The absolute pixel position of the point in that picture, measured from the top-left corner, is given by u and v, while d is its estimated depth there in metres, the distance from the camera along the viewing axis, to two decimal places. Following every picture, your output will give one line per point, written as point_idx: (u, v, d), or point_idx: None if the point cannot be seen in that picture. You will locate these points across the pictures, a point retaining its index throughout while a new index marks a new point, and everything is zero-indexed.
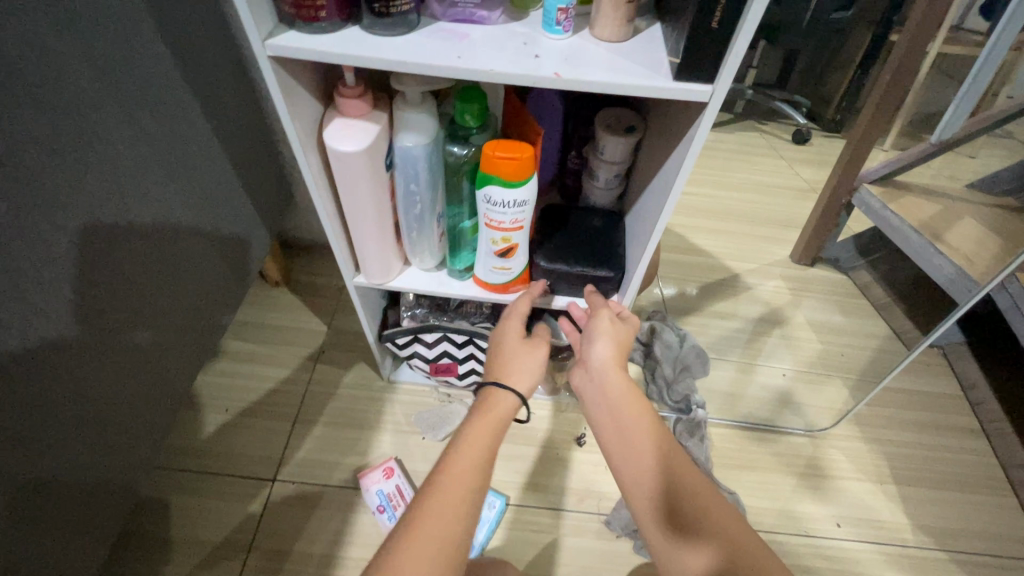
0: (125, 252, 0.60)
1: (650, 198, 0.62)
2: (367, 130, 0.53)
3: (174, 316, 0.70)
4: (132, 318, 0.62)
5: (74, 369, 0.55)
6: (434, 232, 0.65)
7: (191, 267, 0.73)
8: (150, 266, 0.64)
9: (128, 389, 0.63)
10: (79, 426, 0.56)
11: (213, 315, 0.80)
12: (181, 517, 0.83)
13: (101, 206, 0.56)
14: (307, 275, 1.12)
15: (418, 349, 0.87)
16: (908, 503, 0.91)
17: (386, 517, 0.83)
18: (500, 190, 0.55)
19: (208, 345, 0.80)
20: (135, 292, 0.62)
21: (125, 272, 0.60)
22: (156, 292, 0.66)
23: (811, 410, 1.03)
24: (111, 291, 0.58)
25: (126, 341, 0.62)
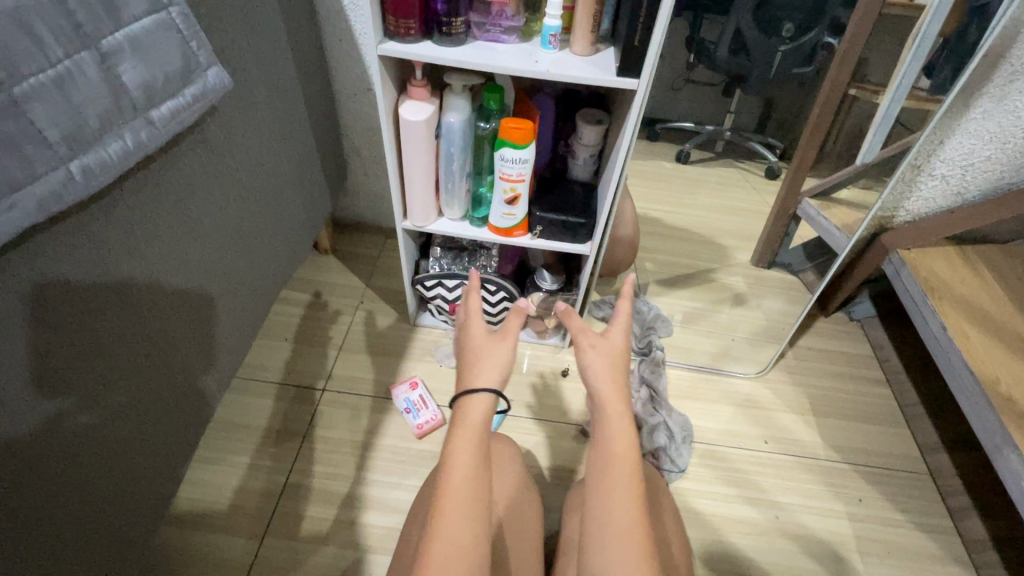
0: (104, 326, 0.61)
1: (610, 167, 0.90)
2: (427, 108, 0.82)
3: (168, 365, 0.73)
4: (100, 376, 0.61)
5: (40, 473, 0.54)
6: (462, 187, 0.93)
7: (178, 306, 0.73)
8: (133, 335, 0.65)
9: (116, 454, 0.65)
10: (65, 486, 0.57)
11: (201, 368, 0.81)
12: (251, 412, 1.06)
13: (61, 297, 0.55)
14: (349, 246, 1.39)
15: (441, 292, 1.13)
16: (824, 430, 1.15)
17: (412, 416, 1.07)
18: (511, 151, 0.83)
19: (190, 407, 0.79)
20: (115, 370, 0.63)
21: (93, 355, 0.60)
22: (139, 361, 0.67)
23: (752, 362, 1.28)
24: (76, 377, 0.58)
25: (92, 425, 0.60)
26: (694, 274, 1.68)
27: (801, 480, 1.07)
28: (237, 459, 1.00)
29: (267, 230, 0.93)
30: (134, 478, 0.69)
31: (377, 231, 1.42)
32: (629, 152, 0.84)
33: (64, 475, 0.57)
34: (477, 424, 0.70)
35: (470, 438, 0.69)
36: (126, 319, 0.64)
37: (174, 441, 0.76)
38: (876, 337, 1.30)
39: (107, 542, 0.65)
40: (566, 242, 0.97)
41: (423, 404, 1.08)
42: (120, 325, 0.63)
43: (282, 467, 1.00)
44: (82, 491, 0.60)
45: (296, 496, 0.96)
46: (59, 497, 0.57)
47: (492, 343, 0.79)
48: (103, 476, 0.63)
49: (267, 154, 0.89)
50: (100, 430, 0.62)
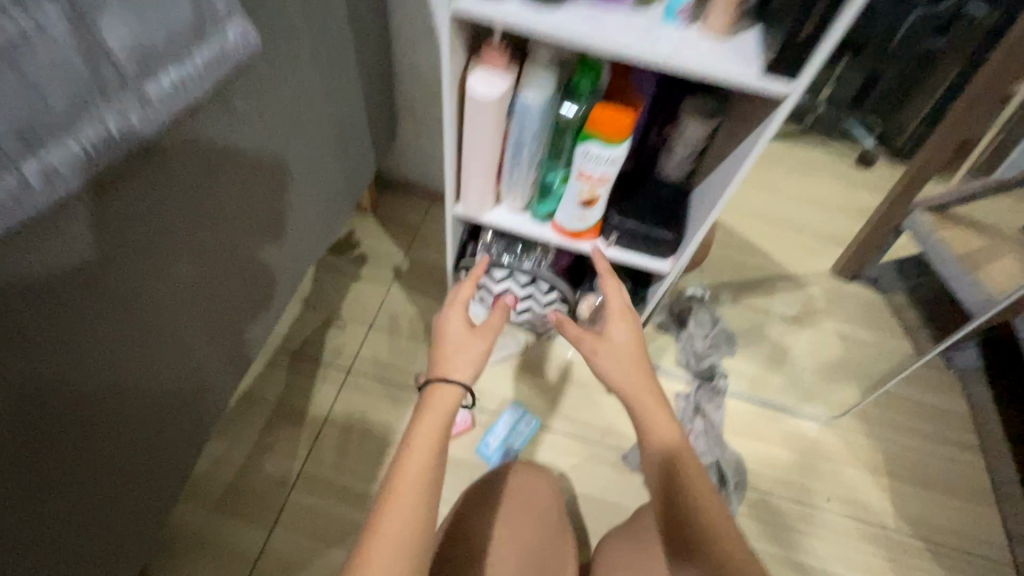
0: (165, 219, 0.56)
1: (718, 178, 0.72)
2: (503, 81, 0.65)
3: (229, 264, 0.69)
4: (167, 252, 0.58)
5: (92, 342, 0.51)
6: (529, 177, 0.78)
7: (251, 193, 0.68)
8: (196, 230, 0.61)
9: (178, 328, 0.63)
10: (114, 358, 0.54)
11: (262, 266, 0.77)
12: (272, 386, 1.00)
13: (128, 178, 0.49)
14: (391, 207, 1.26)
15: (486, 283, 1.01)
16: (896, 496, 1.01)
17: None
18: (598, 147, 0.67)
19: (247, 306, 0.76)
20: (181, 246, 0.59)
21: (153, 246, 0.55)
22: (200, 257, 0.63)
23: (825, 402, 1.13)
24: (133, 269, 0.54)
25: (144, 319, 0.57)
26: (767, 281, 1.48)
27: (862, 552, 0.95)
28: (253, 436, 0.94)
29: (300, 197, 0.81)
30: (182, 365, 0.66)
31: (423, 194, 1.28)
32: (748, 168, 0.65)
33: (123, 344, 0.55)
34: (440, 417, 0.64)
35: (434, 423, 0.63)
36: (190, 211, 0.59)
37: (228, 330, 0.73)
38: (977, 395, 1.12)
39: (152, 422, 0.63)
40: (642, 255, 0.82)
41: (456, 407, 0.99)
42: (184, 217, 0.58)
43: (299, 452, 0.94)
44: (139, 364, 0.58)
45: (310, 487, 0.91)
46: (110, 392, 0.55)
47: (473, 335, 0.72)
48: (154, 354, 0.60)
49: (306, 113, 0.75)
50: (152, 326, 0.59)
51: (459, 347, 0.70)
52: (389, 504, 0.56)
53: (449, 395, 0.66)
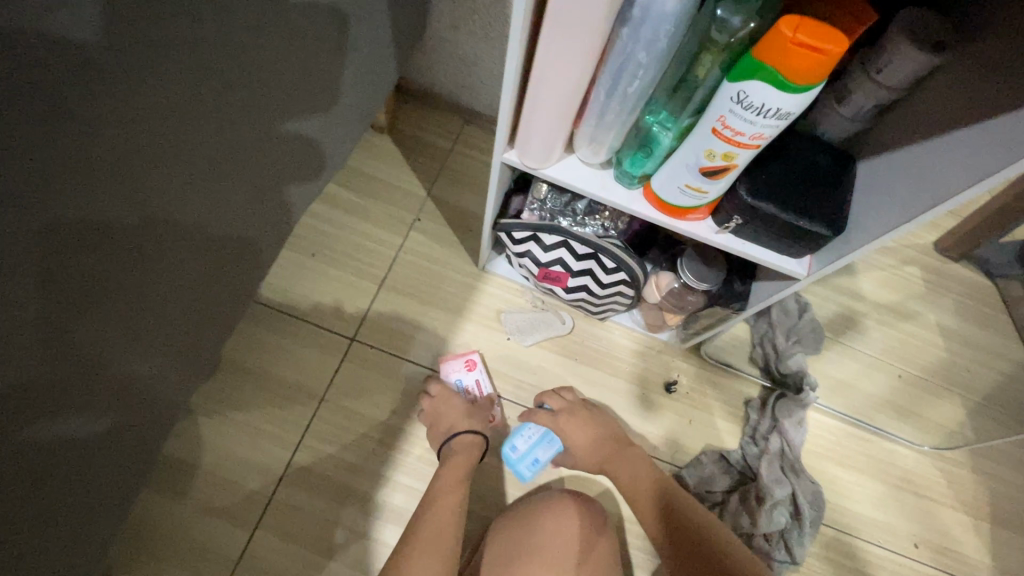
0: (157, 51, 0.41)
1: (945, 158, 0.46)
2: None
3: (263, 157, 0.52)
4: (206, 101, 0.45)
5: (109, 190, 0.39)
6: (627, 121, 0.51)
7: (307, 55, 0.53)
8: (213, 84, 0.45)
9: (224, 209, 0.49)
10: (142, 223, 0.42)
11: (299, 185, 0.60)
12: (258, 351, 0.81)
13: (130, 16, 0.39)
14: (413, 127, 0.98)
15: (532, 249, 0.78)
16: (997, 547, 0.84)
17: None
18: (766, 91, 0.40)
19: (277, 234, 0.60)
20: (223, 96, 0.46)
21: (148, 79, 0.40)
22: (219, 120, 0.46)
23: (924, 423, 0.93)
24: (113, 100, 0.39)
25: (145, 180, 0.42)
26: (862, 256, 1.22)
27: None
28: (235, 412, 0.77)
29: (329, 114, 0.60)
30: (232, 260, 0.53)
31: (454, 113, 1.00)
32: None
33: (153, 209, 0.43)
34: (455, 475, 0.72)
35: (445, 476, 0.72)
36: (197, 59, 0.43)
37: (277, 235, 0.60)
38: None
39: (198, 325, 0.52)
40: (767, 250, 0.58)
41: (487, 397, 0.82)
42: (187, 57, 0.43)
43: (290, 436, 0.77)
44: (178, 242, 0.45)
45: (303, 481, 0.75)
46: (104, 262, 0.40)
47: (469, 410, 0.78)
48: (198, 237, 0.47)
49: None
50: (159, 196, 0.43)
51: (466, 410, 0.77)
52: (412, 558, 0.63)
53: (467, 445, 0.74)
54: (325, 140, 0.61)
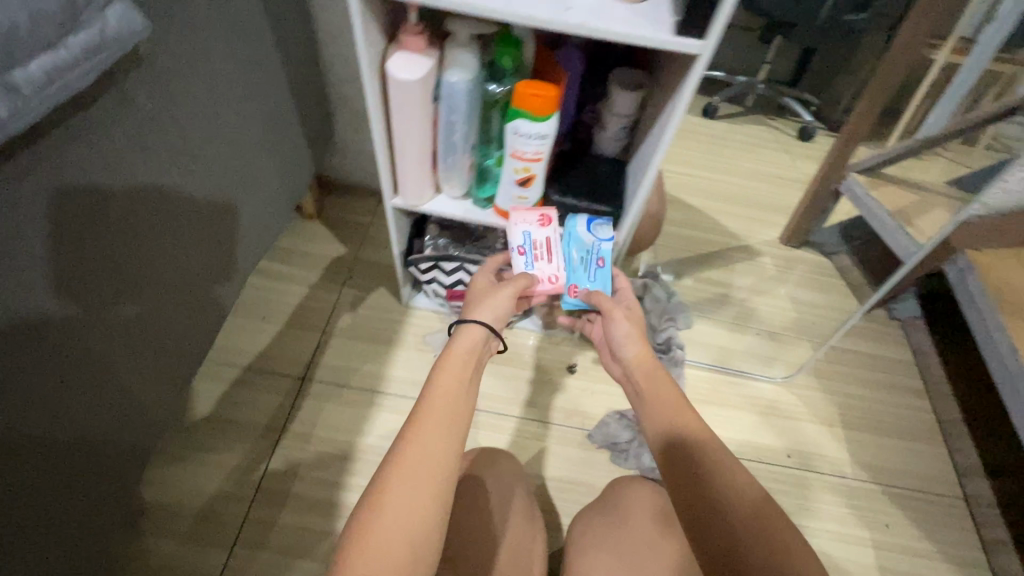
0: (114, 219, 0.59)
1: (649, 145, 0.74)
2: (423, 65, 0.64)
3: (189, 262, 0.74)
4: (122, 285, 0.62)
5: (60, 374, 0.55)
6: (464, 162, 0.77)
7: (190, 229, 0.73)
8: (152, 230, 0.65)
9: (132, 368, 0.67)
10: (81, 393, 0.58)
11: (218, 266, 0.82)
12: (223, 402, 0.96)
13: (78, 234, 0.55)
14: (338, 210, 1.23)
15: (437, 275, 1.00)
16: (852, 445, 1.04)
17: (523, 260, 0.77)
18: (527, 124, 0.67)
19: (207, 306, 0.82)
20: (131, 279, 0.64)
21: (111, 242, 0.59)
22: (158, 257, 0.67)
23: (780, 363, 1.16)
24: (87, 267, 0.57)
25: (107, 313, 0.61)
26: (720, 254, 1.52)
27: (824, 501, 0.98)
28: (206, 455, 0.91)
29: (216, 257, 0.81)
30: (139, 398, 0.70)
31: (370, 195, 1.26)
32: (671, 137, 0.67)
33: (87, 379, 0.59)
34: (464, 356, 0.63)
35: (453, 375, 0.60)
36: (140, 214, 0.63)
37: (175, 366, 0.77)
38: (918, 341, 1.18)
39: (113, 458, 0.67)
40: None
41: (539, 258, 0.77)
42: (138, 218, 0.63)
43: (256, 466, 0.90)
44: (101, 397, 0.62)
45: (271, 501, 0.87)
46: (88, 375, 0.59)
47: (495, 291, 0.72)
48: (115, 390, 0.64)
49: (216, 113, 0.72)
50: (117, 318, 0.62)
51: (488, 292, 0.73)
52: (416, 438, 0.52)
53: (474, 334, 0.65)
54: (210, 281, 0.81)
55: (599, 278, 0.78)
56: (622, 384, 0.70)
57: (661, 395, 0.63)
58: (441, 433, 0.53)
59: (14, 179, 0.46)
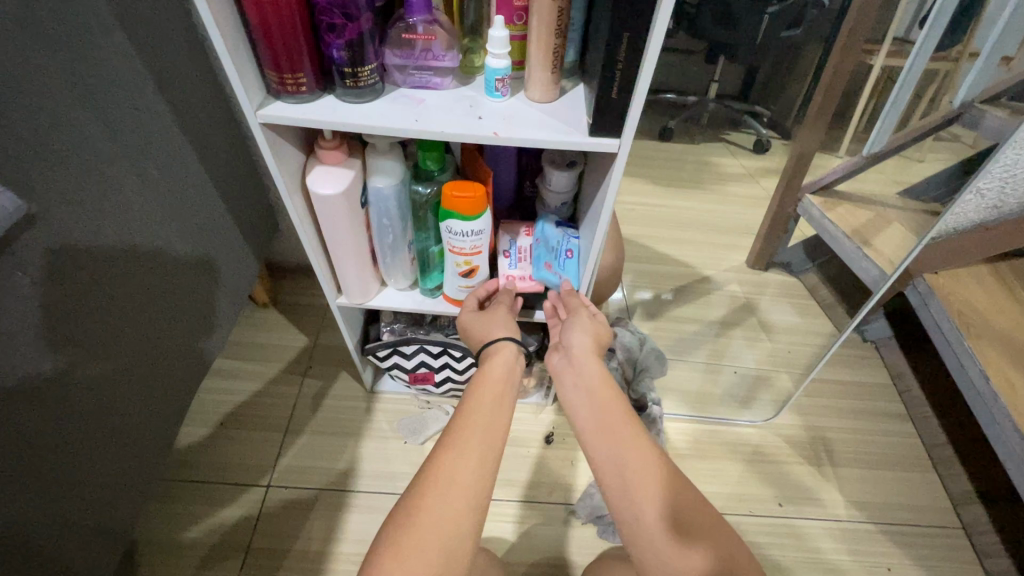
0: (104, 303, 0.62)
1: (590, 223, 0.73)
2: (344, 176, 0.62)
3: (166, 351, 0.75)
4: (114, 334, 0.64)
5: (54, 420, 0.56)
6: (406, 256, 0.74)
7: (173, 280, 0.75)
8: (133, 312, 0.67)
9: (128, 416, 0.68)
10: (77, 439, 0.59)
11: (195, 361, 0.83)
12: (181, 523, 0.90)
13: (75, 274, 0.58)
14: (295, 295, 1.20)
15: (398, 361, 0.96)
16: (843, 483, 1.02)
17: (508, 262, 0.77)
18: (459, 223, 0.65)
19: (194, 370, 0.84)
20: (122, 325, 0.66)
21: (103, 326, 0.62)
22: (142, 335, 0.69)
23: (760, 403, 1.14)
24: (86, 345, 0.60)
25: (106, 393, 0.63)
26: (690, 287, 1.51)
27: (821, 549, 0.94)
28: None
29: (201, 311, 0.83)
30: (133, 448, 0.70)
31: None
32: (609, 217, 0.66)
33: (84, 423, 0.60)
34: (499, 378, 0.63)
35: (489, 392, 0.61)
36: (125, 285, 0.65)
37: (170, 409, 0.78)
38: (894, 363, 1.18)
39: (107, 510, 0.66)
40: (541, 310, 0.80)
41: (524, 259, 0.77)
42: (122, 302, 0.65)
43: None
44: (97, 440, 0.63)
45: None
46: (77, 458, 0.60)
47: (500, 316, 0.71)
48: (109, 440, 0.65)
49: (155, 228, 0.71)
50: (110, 400, 0.64)
51: (485, 321, 0.70)
52: (454, 443, 0.55)
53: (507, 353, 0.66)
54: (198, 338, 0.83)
55: (567, 270, 0.75)
56: (559, 377, 0.68)
57: (611, 405, 0.62)
58: (477, 446, 0.55)
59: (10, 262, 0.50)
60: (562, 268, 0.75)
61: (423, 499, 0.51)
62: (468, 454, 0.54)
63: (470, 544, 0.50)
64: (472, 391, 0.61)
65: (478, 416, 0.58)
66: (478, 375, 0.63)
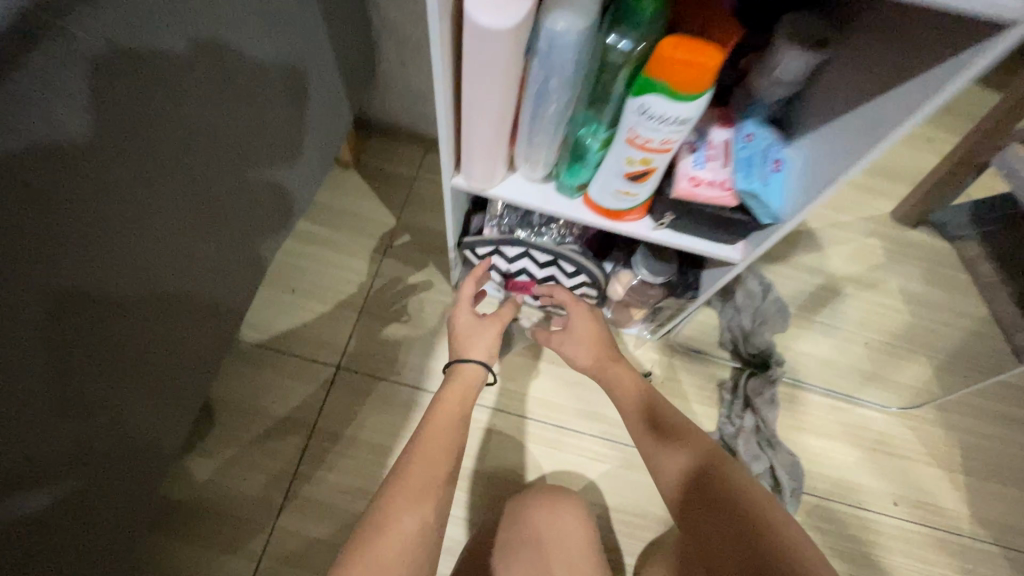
0: (175, 101, 0.48)
1: (835, 140, 0.51)
2: (519, 3, 0.43)
3: (245, 181, 0.63)
4: (184, 143, 0.51)
5: (101, 227, 0.44)
6: (556, 138, 0.56)
7: (261, 98, 0.60)
8: (210, 124, 0.53)
9: (189, 252, 0.57)
10: (131, 261, 0.48)
11: (252, 248, 0.69)
12: (250, 389, 0.85)
13: (132, 52, 0.42)
14: (379, 159, 1.03)
15: (496, 261, 0.82)
16: (973, 496, 0.88)
17: (693, 157, 0.55)
18: (661, 103, 0.45)
19: (275, 205, 0.72)
20: (192, 138, 0.52)
21: (174, 137, 0.49)
22: (192, 200, 0.54)
23: (894, 387, 0.97)
24: (119, 205, 0.46)
25: (148, 265, 0.51)
26: None
27: (931, 560, 0.84)
28: (228, 448, 0.81)
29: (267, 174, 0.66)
30: (191, 294, 0.59)
31: (416, 142, 1.05)
32: (906, 130, 0.44)
33: (143, 242, 0.49)
34: (458, 399, 0.69)
35: (444, 415, 0.66)
36: (207, 85, 0.51)
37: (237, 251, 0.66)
38: None
39: (168, 346, 0.58)
40: (706, 240, 0.63)
41: (715, 160, 0.55)
42: (172, 156, 0.50)
43: (285, 465, 0.81)
44: (157, 265, 0.52)
45: (302, 507, 0.79)
46: (136, 284, 0.50)
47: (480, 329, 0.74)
48: (170, 277, 0.55)
49: (242, 36, 0.54)
50: (152, 277, 0.52)
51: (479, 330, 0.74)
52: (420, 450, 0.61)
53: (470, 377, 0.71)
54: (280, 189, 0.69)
55: (776, 186, 0.54)
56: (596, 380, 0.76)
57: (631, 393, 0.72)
58: (440, 453, 0.61)
59: (20, 75, 0.36)
60: (774, 183, 0.54)
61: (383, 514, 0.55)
62: (433, 465, 0.60)
63: (429, 547, 0.54)
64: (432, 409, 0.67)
65: (439, 424, 0.65)
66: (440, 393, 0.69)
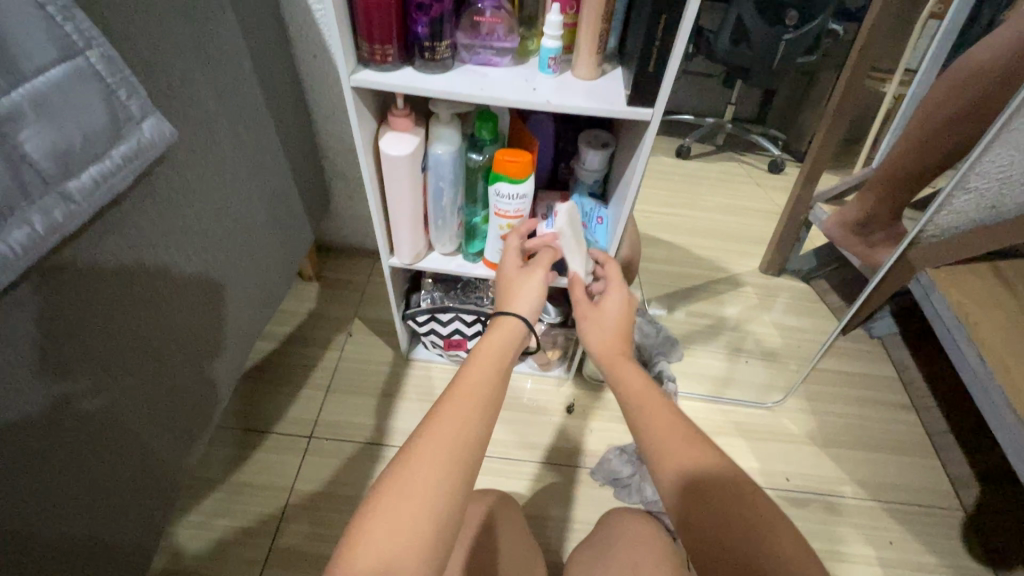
0: (137, 300, 0.63)
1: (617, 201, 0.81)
2: (412, 141, 0.72)
3: (197, 329, 0.75)
4: (143, 328, 0.64)
5: (75, 424, 0.56)
6: (454, 221, 0.84)
7: (214, 242, 0.76)
8: (168, 304, 0.68)
9: (156, 413, 0.68)
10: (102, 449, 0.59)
11: (245, 322, 0.88)
12: (235, 466, 0.98)
13: (102, 271, 0.57)
14: (337, 272, 1.29)
15: (434, 327, 1.04)
16: (848, 464, 1.08)
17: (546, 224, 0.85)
18: (507, 186, 0.74)
19: (250, 318, 0.90)
20: (154, 320, 0.66)
21: (138, 327, 0.64)
22: (173, 297, 0.69)
23: (770, 390, 1.20)
24: (107, 348, 0.59)
25: (123, 364, 0.62)
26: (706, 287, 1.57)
27: (827, 522, 1.00)
28: (214, 519, 0.92)
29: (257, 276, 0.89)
30: (167, 436, 0.71)
31: (366, 256, 1.33)
32: (638, 185, 0.73)
33: (109, 432, 0.60)
34: (491, 359, 0.59)
35: (466, 397, 0.54)
36: (154, 278, 0.65)
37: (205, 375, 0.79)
38: (899, 356, 1.24)
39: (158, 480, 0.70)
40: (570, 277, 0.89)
41: None
42: (158, 269, 0.66)
43: (266, 528, 0.92)
44: (129, 437, 0.64)
45: (283, 562, 0.88)
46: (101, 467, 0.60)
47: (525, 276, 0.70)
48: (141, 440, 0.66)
49: (241, 182, 0.81)
50: (139, 363, 0.64)
51: (516, 279, 0.71)
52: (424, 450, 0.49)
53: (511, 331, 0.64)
54: (263, 287, 0.92)
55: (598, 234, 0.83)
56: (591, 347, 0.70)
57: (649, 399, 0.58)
58: (454, 441, 0.50)
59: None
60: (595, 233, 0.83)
61: (408, 464, 0.48)
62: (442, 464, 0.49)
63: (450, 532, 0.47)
64: (450, 394, 0.55)
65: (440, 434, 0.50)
66: (480, 343, 0.62)
